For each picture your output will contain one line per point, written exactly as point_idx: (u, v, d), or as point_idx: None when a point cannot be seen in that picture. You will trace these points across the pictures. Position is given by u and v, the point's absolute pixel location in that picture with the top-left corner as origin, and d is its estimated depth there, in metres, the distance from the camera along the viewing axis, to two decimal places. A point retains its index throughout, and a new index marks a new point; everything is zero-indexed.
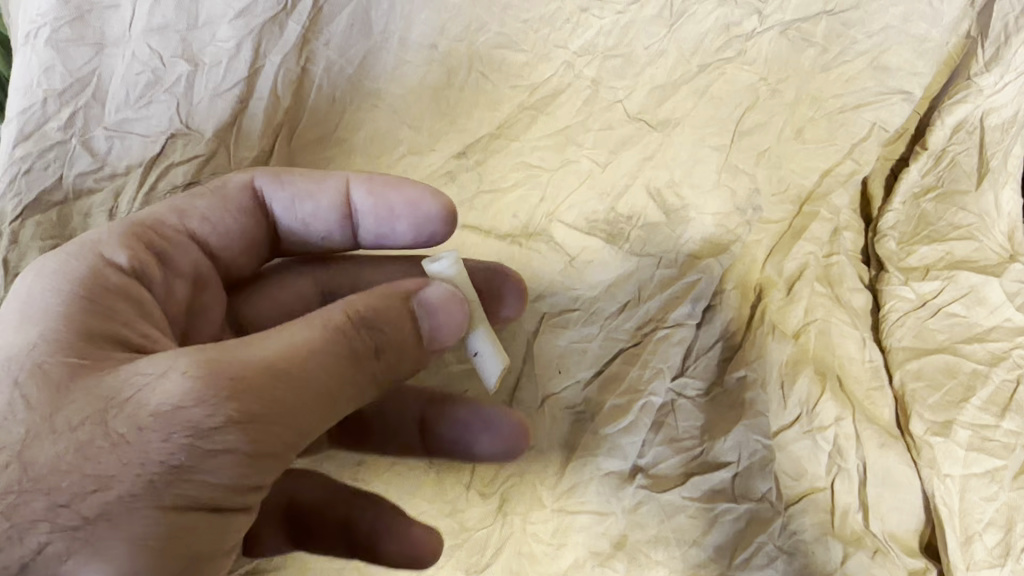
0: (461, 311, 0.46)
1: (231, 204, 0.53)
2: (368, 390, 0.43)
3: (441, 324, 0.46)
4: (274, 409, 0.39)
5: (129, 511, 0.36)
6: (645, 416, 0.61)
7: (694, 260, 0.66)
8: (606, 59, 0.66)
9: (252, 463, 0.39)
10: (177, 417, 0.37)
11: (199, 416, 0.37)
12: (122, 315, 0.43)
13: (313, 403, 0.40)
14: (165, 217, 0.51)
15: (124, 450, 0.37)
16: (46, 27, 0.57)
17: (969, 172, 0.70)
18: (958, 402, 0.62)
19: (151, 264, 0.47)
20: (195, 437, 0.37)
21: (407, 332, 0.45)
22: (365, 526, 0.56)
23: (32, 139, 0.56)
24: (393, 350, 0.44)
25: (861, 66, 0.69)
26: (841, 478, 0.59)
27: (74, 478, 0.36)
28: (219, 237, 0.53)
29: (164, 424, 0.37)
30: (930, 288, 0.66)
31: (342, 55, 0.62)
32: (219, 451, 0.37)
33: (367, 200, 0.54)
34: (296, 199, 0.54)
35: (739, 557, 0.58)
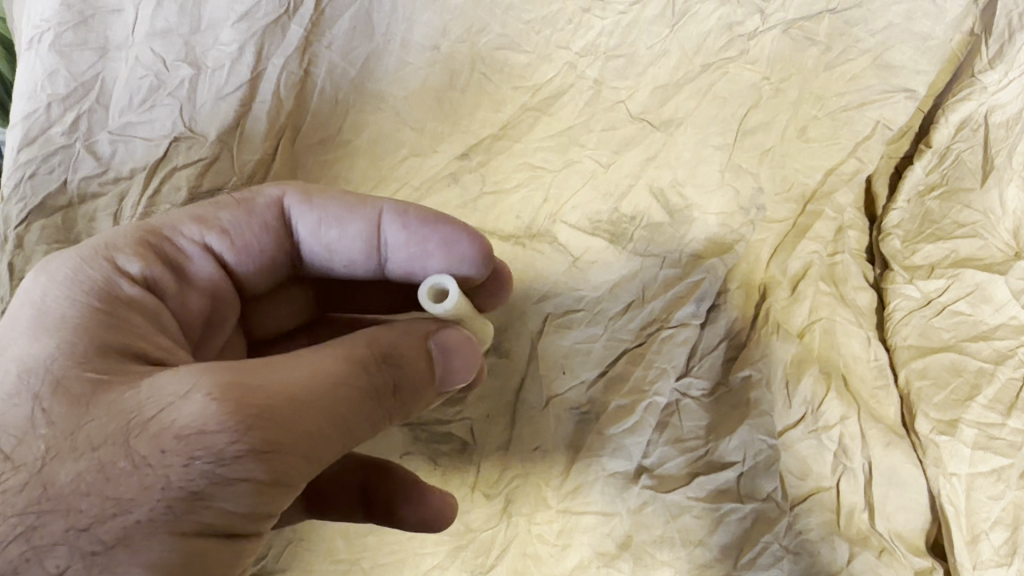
0: (473, 357, 0.47)
1: (256, 219, 0.50)
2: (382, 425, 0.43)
3: (455, 368, 0.46)
4: (297, 439, 0.38)
5: (147, 535, 0.35)
6: (650, 416, 0.61)
7: (697, 259, 0.66)
8: (608, 60, 0.67)
9: (270, 494, 0.38)
10: (198, 442, 0.36)
11: (220, 442, 0.36)
12: (140, 330, 0.43)
13: (334, 434, 0.39)
14: (184, 229, 0.49)
15: (144, 473, 0.36)
16: (50, 32, 0.58)
17: (973, 169, 0.70)
18: (963, 400, 0.62)
19: (164, 277, 0.47)
20: (216, 462, 0.36)
21: (424, 370, 0.44)
22: (381, 493, 0.55)
23: (36, 143, 0.57)
24: (410, 388, 0.44)
25: (864, 65, 0.69)
26: (846, 477, 0.59)
27: (93, 500, 0.36)
28: (238, 252, 0.50)
29: (185, 448, 0.36)
30: (935, 287, 0.66)
31: (344, 57, 0.63)
32: (238, 480, 0.37)
33: (400, 233, 0.52)
34: (323, 223, 0.51)
35: (745, 557, 0.58)
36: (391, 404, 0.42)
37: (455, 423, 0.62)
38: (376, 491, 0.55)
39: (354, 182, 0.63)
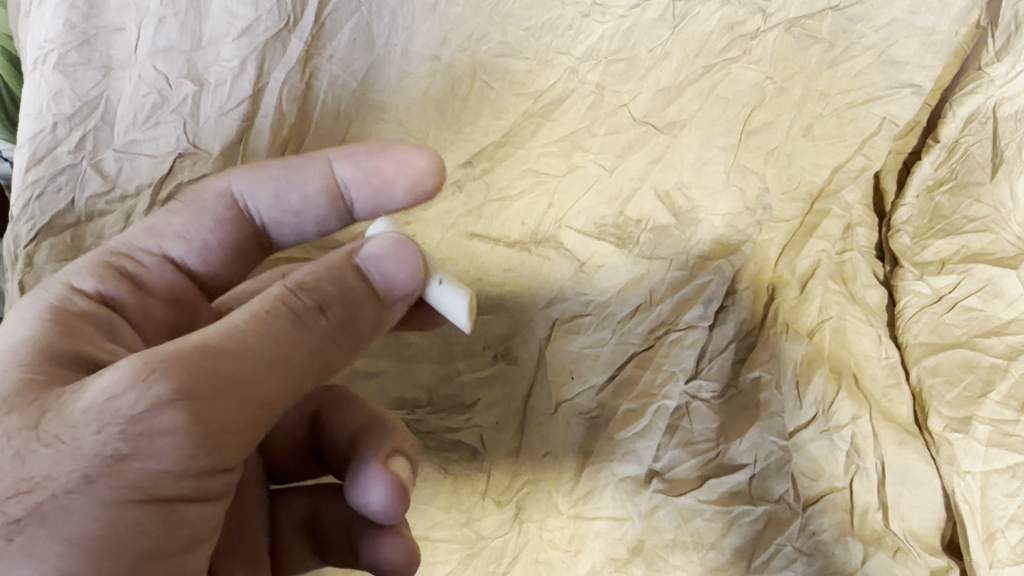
0: (410, 253, 0.42)
1: (208, 216, 0.50)
2: (327, 352, 0.39)
3: (390, 271, 0.41)
4: (217, 381, 0.35)
5: (65, 509, 0.33)
6: (659, 420, 0.61)
7: (705, 261, 0.66)
8: (608, 64, 0.65)
9: (202, 445, 0.35)
10: (110, 408, 0.34)
11: (130, 402, 0.34)
12: (91, 338, 0.42)
13: (263, 371, 0.36)
14: (140, 240, 0.49)
15: (59, 449, 0.34)
16: (54, 53, 0.58)
17: (984, 163, 0.69)
18: (977, 397, 0.61)
19: (126, 293, 0.47)
20: (130, 425, 0.34)
21: (356, 287, 0.40)
22: (358, 539, 0.53)
23: (43, 163, 0.57)
24: (343, 307, 0.40)
25: (869, 61, 0.67)
26: (859, 477, 0.59)
27: (2, 482, 0.33)
28: (199, 255, 0.50)
29: (96, 415, 0.34)
30: (945, 283, 0.66)
31: (345, 69, 0.62)
32: (156, 435, 0.34)
33: (354, 176, 0.50)
34: (279, 192, 0.50)
35: (758, 559, 0.57)
36: (328, 328, 0.39)
37: (464, 431, 0.62)
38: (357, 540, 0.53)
39: None
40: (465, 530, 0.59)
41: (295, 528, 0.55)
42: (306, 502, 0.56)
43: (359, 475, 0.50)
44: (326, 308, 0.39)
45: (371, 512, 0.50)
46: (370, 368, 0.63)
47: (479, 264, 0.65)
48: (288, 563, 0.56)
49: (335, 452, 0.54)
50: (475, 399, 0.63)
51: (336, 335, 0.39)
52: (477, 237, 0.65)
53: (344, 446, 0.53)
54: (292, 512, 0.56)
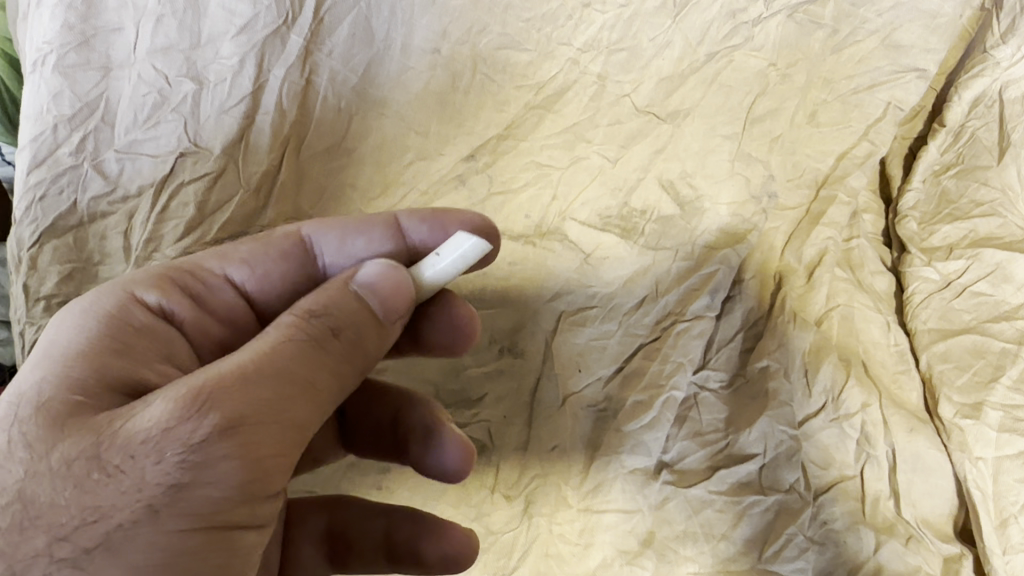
0: (400, 277, 0.41)
1: (275, 248, 0.48)
2: (344, 371, 0.39)
3: (389, 296, 0.40)
4: (264, 409, 0.35)
5: (130, 539, 0.33)
6: (668, 411, 0.61)
7: (711, 251, 0.65)
8: (610, 55, 0.66)
9: (255, 471, 0.35)
10: (167, 440, 0.34)
11: (187, 433, 0.34)
12: (143, 358, 0.40)
13: (298, 395, 0.36)
14: (206, 263, 0.47)
15: (120, 480, 0.34)
16: (52, 54, 0.58)
17: (990, 145, 0.68)
18: (987, 382, 0.61)
19: (187, 309, 0.44)
20: (189, 455, 0.33)
21: (365, 311, 0.39)
22: (400, 541, 0.53)
23: (45, 165, 0.57)
24: (356, 328, 0.39)
25: (872, 46, 0.67)
26: (870, 465, 0.58)
27: (70, 513, 0.34)
28: (259, 281, 0.47)
29: (154, 446, 0.34)
30: (954, 268, 0.66)
31: (345, 65, 0.62)
32: (212, 463, 0.34)
33: (419, 230, 0.50)
34: (345, 238, 0.49)
35: (770, 550, 0.57)
36: (349, 348, 0.39)
37: (472, 426, 0.62)
38: (396, 540, 0.53)
39: (361, 188, 0.63)
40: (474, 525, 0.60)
41: (313, 537, 0.55)
42: (323, 513, 0.55)
43: (429, 441, 0.52)
44: (347, 329, 0.39)
45: (445, 473, 0.52)
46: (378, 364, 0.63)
47: None
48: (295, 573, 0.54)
49: (375, 437, 0.55)
50: (482, 394, 0.62)
51: (358, 356, 0.40)
52: None
53: (386, 428, 0.54)
54: (311, 519, 0.55)
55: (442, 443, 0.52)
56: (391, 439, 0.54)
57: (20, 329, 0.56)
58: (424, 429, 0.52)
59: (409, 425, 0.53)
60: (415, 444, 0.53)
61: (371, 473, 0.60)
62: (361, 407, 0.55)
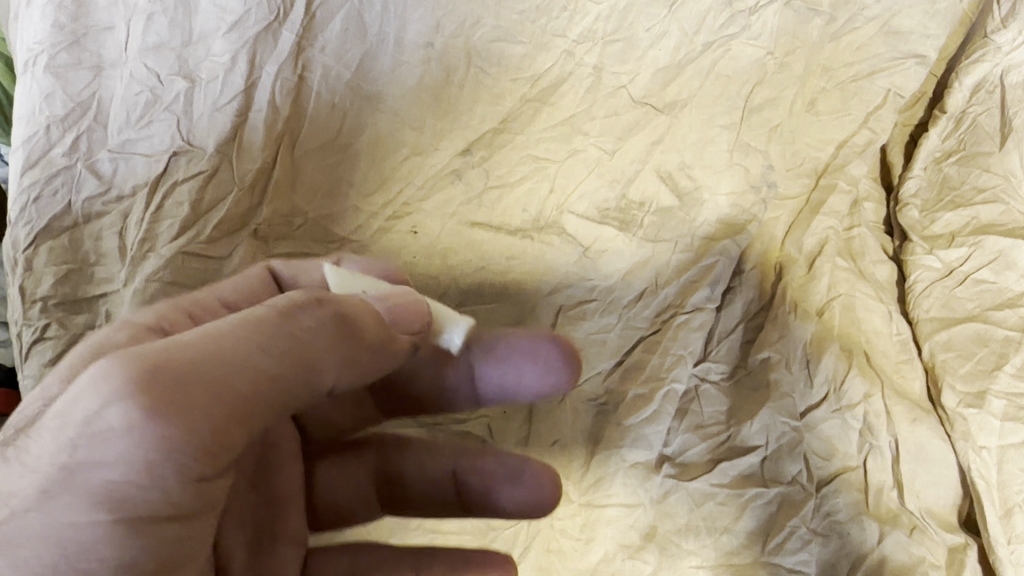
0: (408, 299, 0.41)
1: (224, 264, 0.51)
2: (311, 353, 0.34)
3: (396, 309, 0.40)
4: (179, 376, 0.31)
5: (22, 531, 0.31)
6: (668, 405, 0.61)
7: (710, 242, 0.65)
8: (606, 46, 0.64)
9: (160, 448, 0.30)
10: (71, 411, 0.31)
11: (85, 403, 0.30)
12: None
13: (232, 369, 0.32)
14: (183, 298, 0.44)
15: (28, 463, 0.32)
16: (43, 54, 0.57)
17: (992, 132, 0.67)
18: (990, 371, 0.60)
19: (184, 326, 0.42)
20: (82, 428, 0.30)
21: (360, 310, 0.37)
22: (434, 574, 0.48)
23: (39, 166, 0.56)
24: (335, 311, 0.35)
25: (871, 33, 0.66)
26: (873, 455, 0.58)
27: None
28: None
29: (61, 418, 0.31)
30: (956, 256, 0.65)
31: (338, 60, 0.61)
32: (108, 435, 0.30)
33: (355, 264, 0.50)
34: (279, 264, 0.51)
35: (772, 542, 0.57)
36: (326, 335, 0.34)
37: (472, 422, 0.60)
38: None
39: (356, 184, 0.62)
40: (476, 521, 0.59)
41: None
42: (342, 553, 0.49)
43: (512, 476, 0.50)
44: (321, 313, 0.35)
45: (529, 507, 0.50)
46: None
47: (483, 254, 0.64)
48: None
49: (427, 494, 0.52)
50: None
51: (338, 345, 0.35)
52: (479, 226, 0.64)
53: (448, 484, 0.52)
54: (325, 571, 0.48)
55: (529, 476, 0.50)
56: (455, 493, 0.52)
57: (17, 331, 0.55)
58: (501, 462, 0.51)
59: (480, 467, 0.51)
60: (496, 482, 0.50)
61: None
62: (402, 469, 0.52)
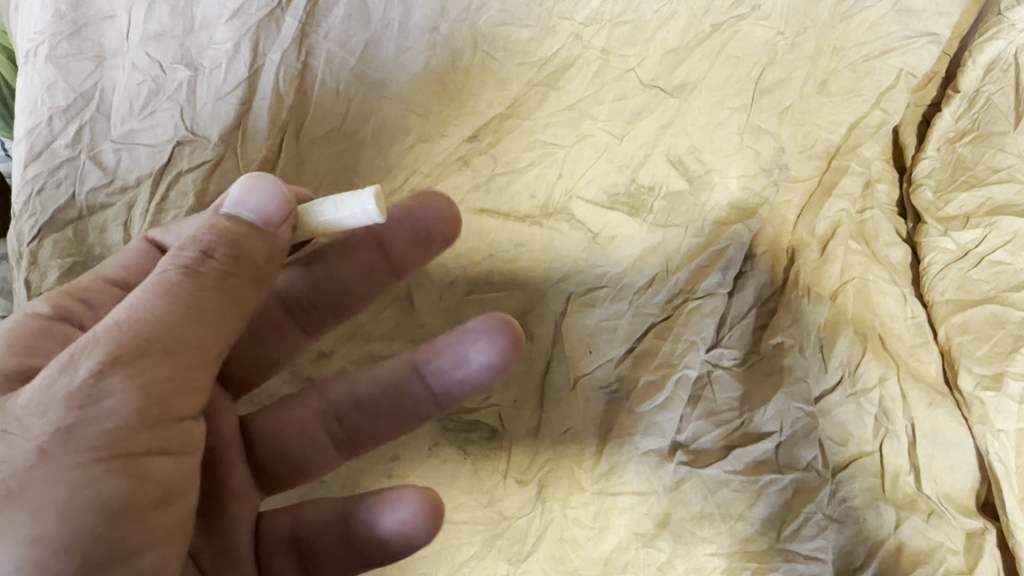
0: (279, 180, 0.38)
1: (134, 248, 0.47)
2: (239, 286, 0.36)
3: (270, 204, 0.37)
4: (146, 338, 0.33)
5: (30, 481, 0.31)
6: (681, 390, 0.60)
7: (722, 227, 0.65)
8: (614, 28, 0.63)
9: (146, 399, 0.33)
10: (46, 395, 0.32)
11: (65, 384, 0.32)
12: (43, 356, 0.39)
13: (186, 317, 0.34)
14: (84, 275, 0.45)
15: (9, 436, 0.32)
16: (45, 44, 0.56)
17: (1007, 110, 0.66)
18: (1007, 353, 0.59)
19: (81, 308, 0.43)
20: (68, 401, 0.32)
21: (232, 227, 0.36)
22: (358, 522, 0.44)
23: (42, 158, 0.55)
24: (233, 237, 0.36)
25: (883, 11, 0.65)
26: (889, 441, 0.57)
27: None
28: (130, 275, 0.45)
29: (37, 404, 0.32)
30: (971, 237, 0.64)
31: (342, 47, 0.60)
32: (96, 399, 0.32)
33: None
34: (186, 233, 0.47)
35: (788, 529, 0.56)
36: (243, 270, 0.36)
37: (483, 410, 0.60)
38: (355, 529, 0.44)
39: (362, 171, 0.62)
40: (486, 512, 0.58)
41: (281, 541, 0.46)
42: (291, 510, 0.47)
43: (461, 340, 0.46)
44: (229, 245, 0.36)
45: (496, 367, 0.45)
46: (384, 350, 0.61)
47: (490, 241, 0.63)
48: None
49: (387, 407, 0.48)
50: None
51: (257, 274, 0.37)
52: (486, 214, 0.63)
53: (393, 390, 0.48)
54: (278, 524, 0.46)
55: (490, 332, 0.44)
56: (409, 391, 0.48)
57: None
58: (466, 326, 0.46)
59: (439, 344, 0.47)
60: (454, 354, 0.46)
61: (381, 459, 0.58)
62: (355, 401, 0.49)
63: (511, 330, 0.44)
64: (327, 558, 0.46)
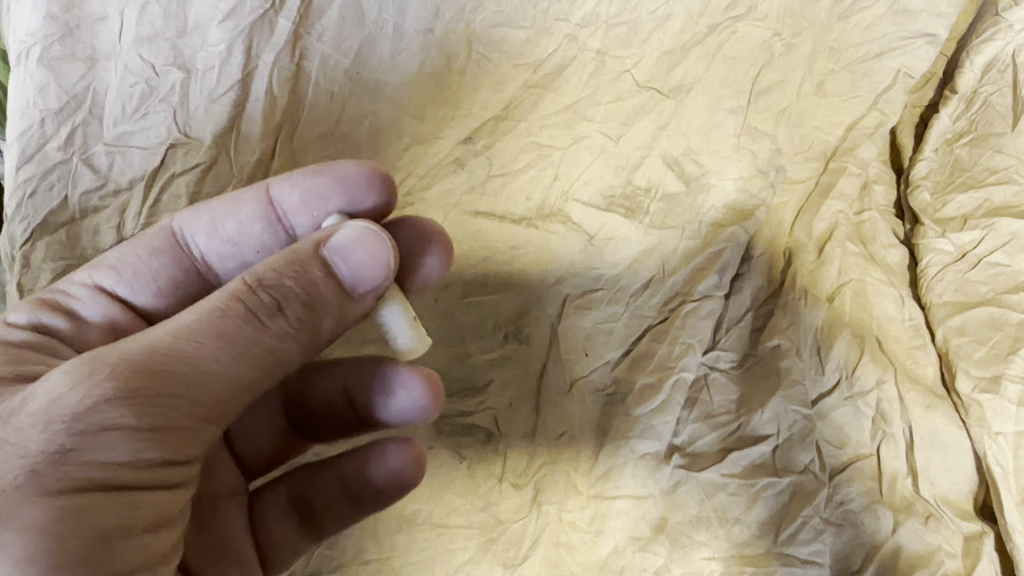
0: (377, 248, 0.39)
1: (144, 246, 0.49)
2: (282, 346, 0.37)
3: (358, 266, 0.38)
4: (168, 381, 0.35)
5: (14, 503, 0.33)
6: (678, 394, 0.60)
7: (717, 229, 0.64)
8: (609, 29, 0.63)
9: (149, 438, 0.34)
10: (54, 407, 0.34)
11: (75, 401, 0.34)
12: (31, 362, 0.41)
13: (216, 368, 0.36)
14: (75, 276, 0.47)
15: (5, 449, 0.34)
16: (36, 46, 0.55)
17: (1004, 112, 0.66)
18: (1005, 355, 0.59)
19: (64, 322, 0.45)
20: (73, 424, 0.33)
21: (320, 286, 0.38)
22: (351, 478, 0.52)
23: (34, 161, 0.55)
24: (300, 298, 0.37)
25: (880, 12, 0.65)
26: (886, 443, 0.57)
27: None
28: (130, 283, 0.48)
29: (43, 414, 0.34)
30: (969, 238, 0.64)
31: (336, 48, 0.60)
32: (103, 428, 0.34)
33: (293, 194, 0.48)
34: (216, 221, 0.49)
35: (785, 533, 0.56)
36: (293, 331, 0.37)
37: (477, 414, 0.59)
38: (352, 490, 0.52)
39: None
40: (481, 515, 0.57)
41: (278, 511, 0.54)
42: (281, 486, 0.54)
43: (386, 376, 0.51)
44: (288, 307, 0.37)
45: (413, 414, 0.51)
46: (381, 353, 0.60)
47: (487, 243, 0.63)
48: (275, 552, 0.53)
49: (331, 419, 0.54)
50: (487, 381, 0.60)
51: (305, 337, 0.38)
52: (482, 216, 0.63)
53: (341, 402, 0.53)
54: (273, 497, 0.54)
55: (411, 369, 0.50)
56: (350, 410, 0.53)
57: None
58: (386, 367, 0.51)
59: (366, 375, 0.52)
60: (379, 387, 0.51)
61: None
62: (304, 404, 0.54)
63: (428, 379, 0.50)
64: (324, 519, 0.53)
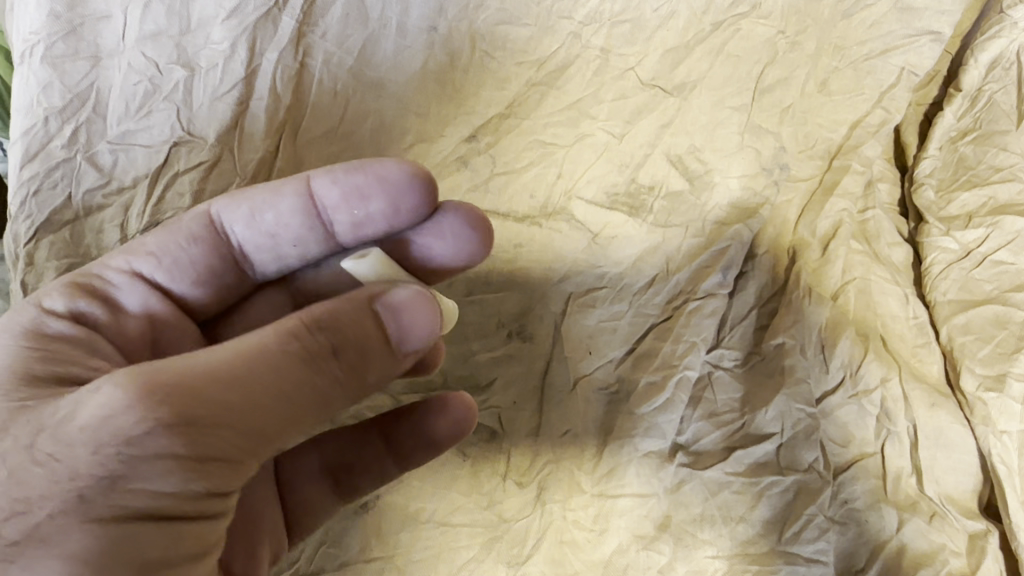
0: (429, 313, 0.40)
1: (183, 234, 0.48)
2: (332, 393, 0.38)
3: (409, 327, 0.40)
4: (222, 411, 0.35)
5: (60, 529, 0.34)
6: (682, 392, 0.60)
7: (722, 226, 0.64)
8: (613, 27, 0.63)
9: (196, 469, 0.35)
10: (105, 426, 0.34)
11: (128, 422, 0.34)
12: (70, 361, 0.41)
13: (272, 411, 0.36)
14: (110, 260, 0.47)
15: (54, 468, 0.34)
16: (40, 44, 0.56)
17: (1008, 110, 0.66)
18: (1010, 353, 0.59)
19: (102, 312, 0.45)
20: (124, 447, 0.34)
21: (372, 338, 0.39)
22: (401, 436, 0.53)
23: (38, 159, 0.55)
24: (354, 347, 0.38)
25: (884, 9, 0.65)
26: (890, 442, 0.57)
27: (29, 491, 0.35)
28: (169, 270, 0.48)
29: (93, 433, 0.34)
30: (974, 237, 0.63)
31: (339, 46, 0.59)
32: (153, 456, 0.34)
33: (336, 191, 0.47)
34: (254, 211, 0.49)
35: (789, 531, 0.56)
36: (344, 380, 0.38)
37: (480, 412, 0.60)
38: (399, 444, 0.53)
39: None
40: (485, 514, 0.57)
41: (314, 473, 0.53)
42: (314, 450, 0.54)
43: None
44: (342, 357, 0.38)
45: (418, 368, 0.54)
46: None
47: None
48: (310, 517, 0.53)
49: None
50: (490, 380, 0.61)
51: (352, 387, 0.39)
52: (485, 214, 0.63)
53: None
54: (306, 462, 0.53)
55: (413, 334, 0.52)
56: None
57: None
58: None
59: None
60: None
61: None
62: None
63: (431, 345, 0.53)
64: (363, 477, 0.53)
